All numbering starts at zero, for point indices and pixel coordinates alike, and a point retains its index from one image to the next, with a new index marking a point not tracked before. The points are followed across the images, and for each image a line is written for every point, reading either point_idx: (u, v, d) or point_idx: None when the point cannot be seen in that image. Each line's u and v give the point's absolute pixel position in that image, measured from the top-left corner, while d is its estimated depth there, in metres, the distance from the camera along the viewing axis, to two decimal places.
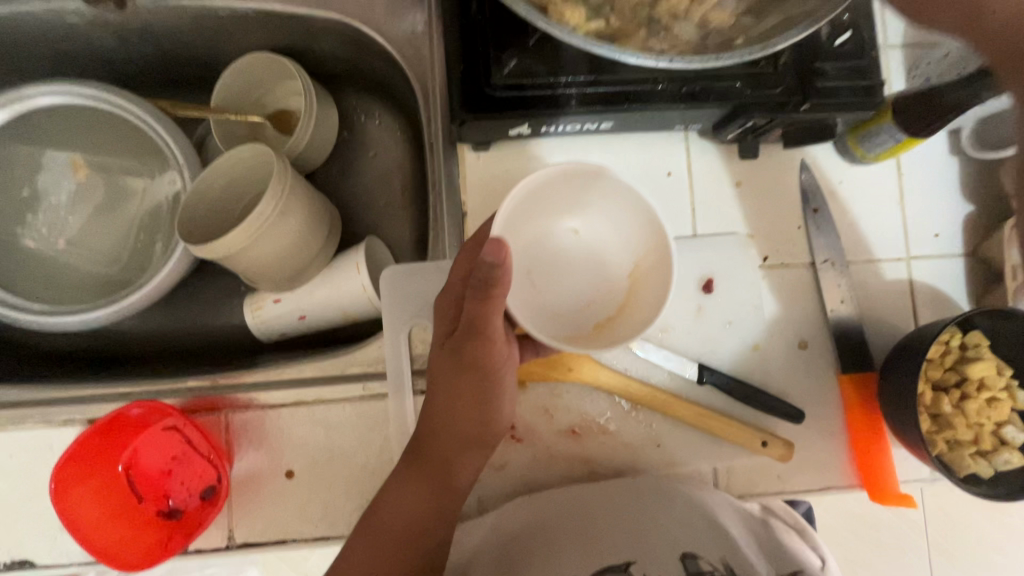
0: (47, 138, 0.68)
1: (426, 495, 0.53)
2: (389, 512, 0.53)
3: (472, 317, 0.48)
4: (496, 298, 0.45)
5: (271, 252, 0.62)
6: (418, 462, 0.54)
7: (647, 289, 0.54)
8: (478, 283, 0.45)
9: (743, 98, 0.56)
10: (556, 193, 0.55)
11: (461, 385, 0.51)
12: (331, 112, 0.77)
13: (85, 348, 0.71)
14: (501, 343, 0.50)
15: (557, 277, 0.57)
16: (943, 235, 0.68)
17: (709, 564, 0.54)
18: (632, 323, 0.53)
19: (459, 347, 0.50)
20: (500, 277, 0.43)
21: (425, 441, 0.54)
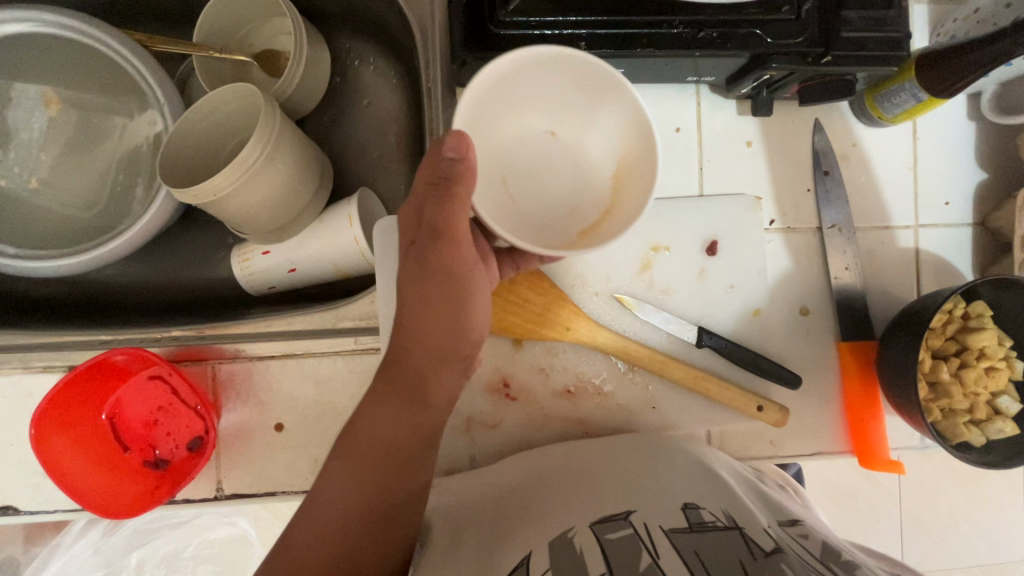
0: (16, 69, 0.63)
1: (397, 426, 0.47)
2: (355, 454, 0.47)
3: (437, 220, 0.41)
4: (461, 199, 0.39)
5: (259, 200, 0.59)
6: (384, 397, 0.47)
7: (636, 180, 0.45)
8: (439, 184, 0.39)
9: (762, 47, 0.53)
10: (524, 87, 0.45)
11: (430, 298, 0.44)
12: (323, 53, 0.72)
13: (65, 298, 0.69)
14: (470, 250, 0.44)
15: (532, 188, 0.48)
16: (953, 203, 0.66)
17: (711, 514, 0.48)
18: (622, 217, 0.44)
19: (424, 255, 0.43)
20: (465, 174, 0.38)
21: (391, 375, 0.47)
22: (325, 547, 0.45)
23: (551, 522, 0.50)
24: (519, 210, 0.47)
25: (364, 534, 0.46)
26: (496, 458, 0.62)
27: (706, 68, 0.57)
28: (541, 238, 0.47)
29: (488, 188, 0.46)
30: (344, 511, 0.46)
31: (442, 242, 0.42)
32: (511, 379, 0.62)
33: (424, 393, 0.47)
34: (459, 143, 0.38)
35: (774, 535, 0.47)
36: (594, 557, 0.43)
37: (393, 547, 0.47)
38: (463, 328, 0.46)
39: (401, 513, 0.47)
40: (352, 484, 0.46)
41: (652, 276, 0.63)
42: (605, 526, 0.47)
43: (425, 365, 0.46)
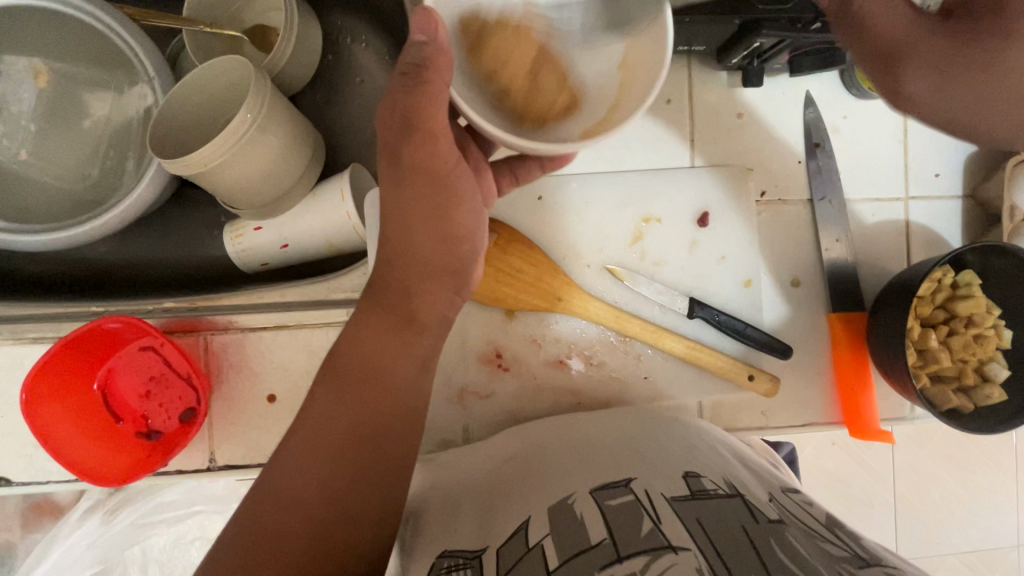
0: (4, 40, 0.63)
1: (388, 333, 0.48)
2: (343, 375, 0.47)
3: (409, 112, 0.43)
4: (433, 86, 0.41)
5: (249, 172, 0.58)
6: (373, 314, 0.48)
7: (641, 64, 0.42)
8: (409, 73, 0.42)
9: (753, 13, 0.53)
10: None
11: (413, 202, 0.47)
12: (315, 29, 0.72)
13: (55, 273, 0.68)
14: (450, 149, 0.46)
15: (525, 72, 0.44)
16: (943, 175, 0.67)
17: (712, 482, 0.46)
18: (629, 103, 0.42)
19: (398, 154, 0.46)
20: (433, 55, 0.40)
21: (381, 291, 0.49)
22: (311, 475, 0.44)
23: (549, 492, 0.48)
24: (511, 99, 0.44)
25: (354, 448, 0.46)
26: (489, 428, 0.63)
27: (696, 36, 0.57)
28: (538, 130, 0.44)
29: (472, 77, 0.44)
30: (334, 424, 0.46)
31: (419, 135, 0.44)
32: (504, 350, 0.62)
33: (413, 307, 0.49)
34: (426, 25, 0.40)
35: (777, 504, 0.45)
36: (594, 523, 0.41)
37: (384, 475, 0.47)
38: (450, 235, 0.49)
39: (390, 440, 0.47)
40: (340, 408, 0.46)
41: (643, 248, 0.63)
42: (605, 493, 0.45)
43: (413, 276, 0.48)
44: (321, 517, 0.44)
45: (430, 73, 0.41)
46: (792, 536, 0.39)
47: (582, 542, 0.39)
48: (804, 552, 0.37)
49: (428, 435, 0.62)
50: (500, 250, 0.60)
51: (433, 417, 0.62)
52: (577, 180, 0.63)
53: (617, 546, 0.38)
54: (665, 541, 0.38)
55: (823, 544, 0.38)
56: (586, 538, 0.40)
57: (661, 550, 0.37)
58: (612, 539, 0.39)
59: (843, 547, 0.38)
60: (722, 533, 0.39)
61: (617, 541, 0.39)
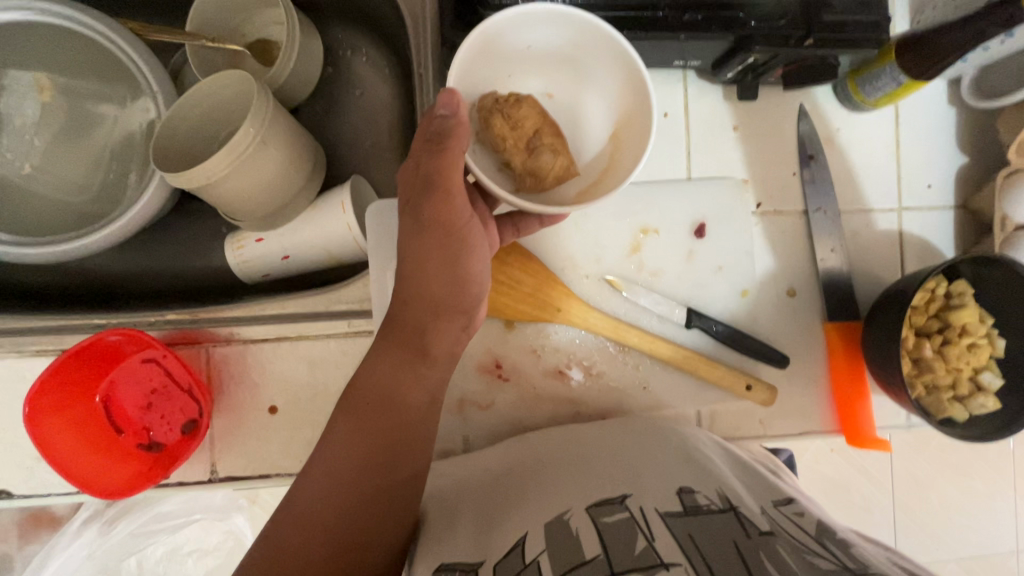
0: (8, 56, 0.64)
1: (402, 368, 0.49)
2: (358, 403, 0.48)
3: (431, 171, 0.45)
4: (452, 152, 0.44)
5: (249, 187, 0.59)
6: (388, 345, 0.49)
7: (628, 144, 0.51)
8: (432, 140, 0.45)
9: (746, 30, 0.54)
10: (523, 47, 0.51)
11: (428, 246, 0.48)
12: (316, 43, 0.73)
13: (57, 286, 0.69)
14: (464, 204, 0.48)
15: (551, 128, 0.51)
16: (936, 186, 0.68)
17: (706, 498, 0.46)
18: (614, 178, 0.51)
19: (418, 206, 0.47)
20: (454, 127, 0.44)
21: (394, 324, 0.50)
22: (329, 495, 0.47)
23: (546, 504, 0.49)
24: (534, 150, 0.50)
25: (369, 478, 0.47)
26: (489, 438, 0.63)
27: (691, 51, 0.58)
28: (545, 184, 0.51)
29: (501, 124, 0.49)
30: (351, 456, 0.47)
31: (438, 192, 0.46)
32: (504, 360, 0.63)
33: (425, 344, 0.49)
34: (449, 100, 0.44)
35: (770, 517, 0.45)
36: (589, 539, 0.42)
37: (397, 496, 0.49)
38: (462, 279, 0.50)
39: (403, 464, 0.49)
40: (358, 435, 0.48)
41: (641, 259, 0.64)
42: (601, 509, 0.46)
43: (426, 312, 0.49)
44: (336, 533, 0.46)
45: (450, 141, 0.44)
46: (783, 549, 0.39)
47: (576, 557, 0.40)
48: (791, 567, 0.36)
49: None
50: (499, 261, 0.61)
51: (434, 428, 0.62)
52: None
53: (610, 562, 0.38)
54: (657, 558, 0.38)
55: (812, 557, 0.38)
56: (580, 553, 0.40)
57: (653, 569, 0.37)
58: (606, 555, 0.39)
59: (832, 561, 0.38)
60: (714, 552, 0.39)
61: (610, 558, 0.39)
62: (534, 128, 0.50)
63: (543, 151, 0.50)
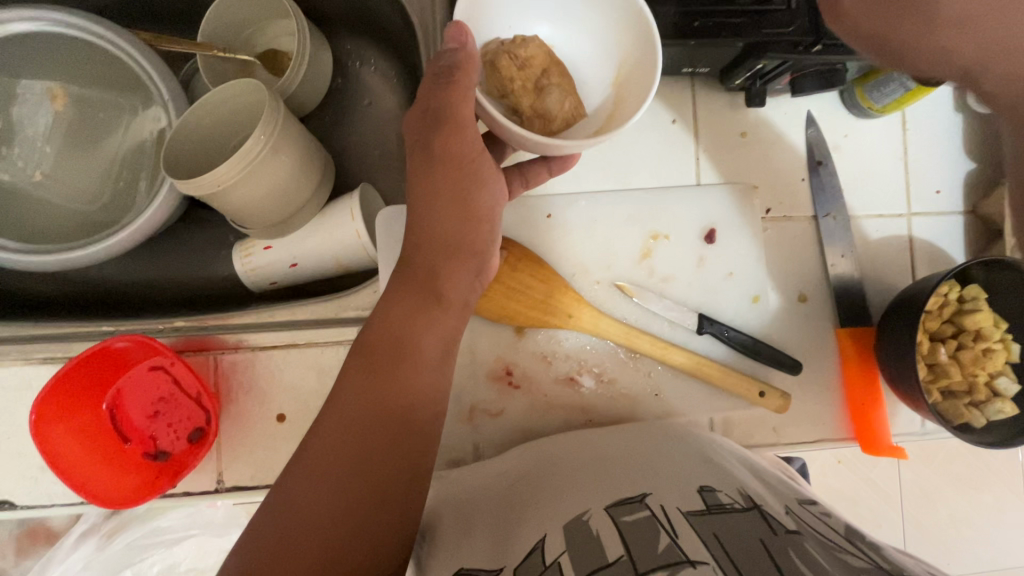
0: (22, 66, 0.64)
1: (417, 309, 0.49)
2: (372, 347, 0.48)
3: (440, 107, 0.46)
4: (460, 85, 0.45)
5: (260, 193, 0.59)
6: (401, 289, 0.50)
7: (632, 89, 0.49)
8: (442, 75, 0.45)
9: (755, 37, 0.54)
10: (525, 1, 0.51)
11: (439, 185, 0.49)
12: (325, 53, 0.73)
13: (64, 295, 0.68)
14: (475, 138, 0.48)
15: (558, 69, 0.50)
16: (944, 192, 0.68)
17: (728, 496, 0.46)
18: (618, 120, 0.49)
19: (428, 143, 0.48)
20: (464, 56, 0.45)
21: (408, 271, 0.50)
22: (342, 445, 0.44)
23: (565, 507, 0.48)
24: (542, 91, 0.49)
25: (384, 425, 0.46)
26: (500, 446, 0.62)
27: (700, 57, 0.59)
28: (555, 126, 0.50)
29: (509, 63, 0.48)
30: (365, 401, 0.46)
31: (449, 126, 0.46)
32: (514, 368, 0.62)
33: (438, 286, 0.49)
34: (457, 34, 0.45)
35: (795, 516, 0.44)
36: (611, 540, 0.41)
37: (412, 453, 0.47)
38: (472, 219, 0.50)
39: (418, 414, 0.47)
40: (372, 381, 0.47)
41: (651, 264, 0.64)
42: (620, 509, 0.45)
43: (439, 254, 0.50)
44: (351, 489, 0.43)
45: (459, 77, 0.44)
46: (812, 547, 0.38)
47: (598, 557, 0.39)
48: (821, 561, 0.36)
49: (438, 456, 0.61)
50: (510, 267, 0.60)
51: (443, 436, 0.62)
52: (584, 199, 0.64)
53: (635, 561, 0.38)
54: (683, 555, 0.38)
55: (842, 555, 0.38)
56: (602, 553, 0.39)
57: (679, 566, 0.36)
58: (630, 554, 0.38)
59: (863, 559, 0.37)
60: (740, 547, 0.38)
61: (634, 556, 0.38)
62: (540, 68, 0.49)
63: (551, 91, 0.49)
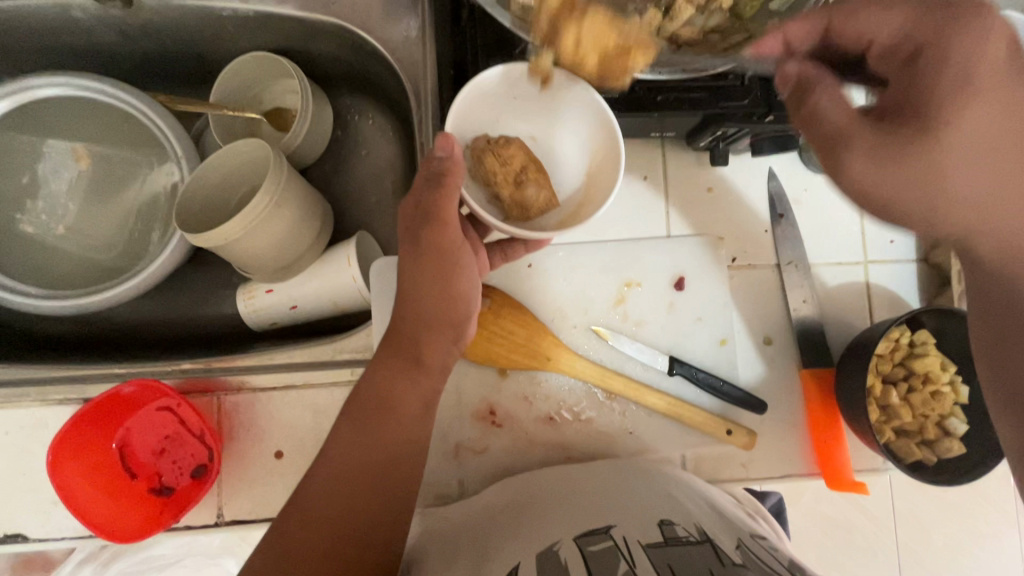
0: (51, 128, 0.70)
1: (401, 375, 0.55)
2: (361, 409, 0.54)
3: (429, 204, 0.53)
4: (449, 189, 0.52)
5: (263, 244, 0.65)
6: (386, 356, 0.55)
7: (599, 183, 0.59)
8: (432, 178, 0.53)
9: (713, 109, 0.60)
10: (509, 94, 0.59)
11: (423, 268, 0.55)
12: (326, 110, 0.79)
13: (80, 335, 0.73)
14: (457, 232, 0.55)
15: (536, 164, 0.60)
16: (897, 242, 0.73)
17: (685, 529, 0.50)
18: (588, 210, 0.59)
19: (416, 233, 0.54)
20: (450, 167, 0.52)
21: (393, 340, 0.56)
22: (333, 498, 0.50)
23: (538, 537, 0.52)
24: (521, 184, 0.59)
25: (368, 480, 0.52)
26: (483, 482, 0.66)
27: (666, 124, 0.65)
28: (530, 214, 0.60)
29: (493, 161, 0.58)
30: (351, 459, 0.52)
31: (434, 222, 0.54)
32: (497, 407, 0.67)
33: (420, 356, 0.55)
34: (445, 144, 0.52)
35: (743, 551, 0.48)
36: (577, 568, 0.45)
37: (392, 504, 0.52)
38: (452, 297, 0.56)
39: (399, 470, 0.53)
40: (360, 440, 0.52)
41: (625, 310, 0.69)
42: (588, 539, 0.49)
43: (421, 328, 0.55)
44: (337, 541, 0.49)
45: (447, 181, 0.52)
46: None
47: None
48: None
49: (425, 490, 0.65)
50: (493, 314, 0.65)
51: (430, 471, 0.66)
52: (563, 250, 0.70)
53: None
54: None
55: None
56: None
57: None
58: None
59: None
60: None
61: None
62: (521, 164, 0.59)
63: (529, 186, 0.59)
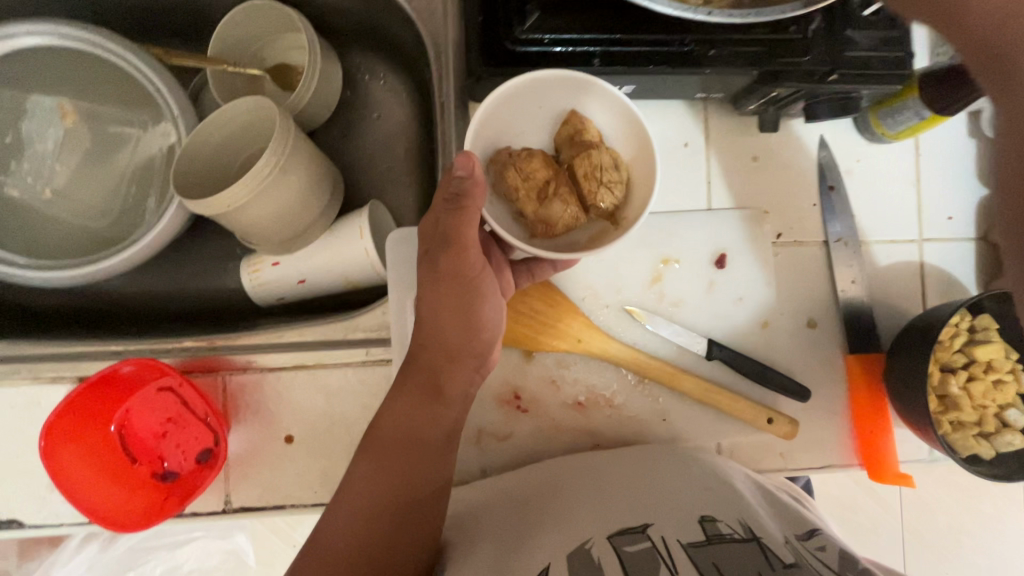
0: (34, 81, 0.64)
1: (419, 407, 0.51)
2: (379, 442, 0.51)
3: (447, 228, 0.48)
4: (469, 212, 0.46)
5: (269, 213, 0.59)
6: (405, 386, 0.51)
7: (638, 184, 0.55)
8: (450, 200, 0.47)
9: (773, 64, 0.54)
10: (535, 108, 0.56)
11: (442, 296, 0.50)
12: (335, 68, 0.72)
13: (73, 309, 0.68)
14: (478, 257, 0.49)
15: (561, 177, 0.54)
16: (956, 218, 0.67)
17: (729, 526, 0.46)
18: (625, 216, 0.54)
19: (434, 261, 0.49)
20: (471, 187, 0.46)
21: (411, 368, 0.52)
22: (354, 530, 0.48)
23: (567, 534, 0.48)
24: (546, 200, 0.54)
25: (388, 515, 0.49)
26: (506, 470, 0.62)
27: (714, 84, 0.58)
28: (555, 231, 0.54)
29: (514, 175, 0.53)
30: (372, 495, 0.49)
31: (453, 248, 0.48)
32: (522, 392, 0.62)
33: (440, 387, 0.51)
34: (466, 162, 0.46)
35: (794, 549, 0.44)
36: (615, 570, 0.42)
37: (414, 541, 0.49)
38: (475, 326, 0.51)
39: (421, 506, 0.50)
40: (381, 473, 0.50)
41: (661, 289, 0.64)
42: (623, 538, 0.46)
43: (442, 359, 0.51)
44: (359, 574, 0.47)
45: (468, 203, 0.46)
46: None
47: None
48: None
49: None
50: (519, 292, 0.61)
51: None
52: None
53: None
54: None
55: None
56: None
57: None
58: None
59: None
60: None
61: None
62: (545, 178, 0.54)
63: (554, 201, 0.53)
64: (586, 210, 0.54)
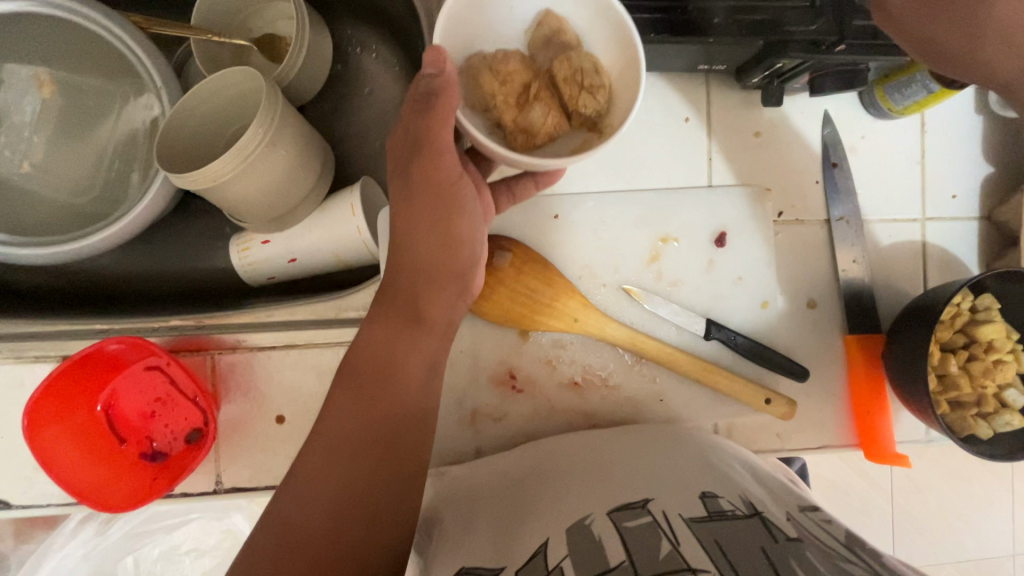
0: (9, 49, 0.61)
1: (395, 331, 0.49)
2: (356, 374, 0.48)
3: (417, 131, 0.45)
4: (442, 113, 0.43)
5: (256, 188, 0.57)
6: (382, 314, 0.49)
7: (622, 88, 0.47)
8: (418, 102, 0.44)
9: (779, 34, 0.52)
10: (508, 8, 0.48)
11: (416, 211, 0.48)
12: (324, 38, 0.70)
13: (54, 287, 0.66)
14: (453, 164, 0.48)
15: (542, 81, 0.47)
16: (959, 197, 0.66)
17: (730, 503, 0.46)
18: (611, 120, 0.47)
19: (406, 173, 0.47)
20: (443, 85, 0.43)
21: (388, 295, 0.50)
22: (330, 470, 0.45)
23: (567, 511, 0.47)
24: (526, 106, 0.46)
25: (371, 450, 0.46)
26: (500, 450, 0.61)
27: (718, 55, 0.56)
28: (538, 141, 0.47)
29: (490, 79, 0.46)
30: (349, 432, 0.46)
31: (425, 157, 0.46)
32: (518, 371, 0.61)
33: (418, 311, 0.49)
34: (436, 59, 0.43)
35: (795, 523, 0.44)
36: (614, 543, 0.40)
37: (398, 479, 0.46)
38: (453, 243, 0.50)
39: (406, 439, 0.48)
40: (357, 405, 0.47)
41: (660, 268, 0.63)
42: (622, 514, 0.44)
43: (419, 281, 0.49)
44: (337, 515, 0.43)
45: (439, 100, 0.43)
46: (813, 555, 0.38)
47: (599, 562, 0.39)
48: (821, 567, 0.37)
49: (438, 456, 0.61)
50: (514, 270, 0.59)
51: (443, 437, 0.61)
52: (593, 198, 0.63)
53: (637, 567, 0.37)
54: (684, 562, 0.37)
55: (842, 563, 0.38)
56: (603, 557, 0.39)
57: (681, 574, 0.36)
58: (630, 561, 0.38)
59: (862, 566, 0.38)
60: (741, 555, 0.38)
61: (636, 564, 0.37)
62: (524, 83, 0.47)
63: (534, 106, 0.46)
64: (567, 118, 0.47)
